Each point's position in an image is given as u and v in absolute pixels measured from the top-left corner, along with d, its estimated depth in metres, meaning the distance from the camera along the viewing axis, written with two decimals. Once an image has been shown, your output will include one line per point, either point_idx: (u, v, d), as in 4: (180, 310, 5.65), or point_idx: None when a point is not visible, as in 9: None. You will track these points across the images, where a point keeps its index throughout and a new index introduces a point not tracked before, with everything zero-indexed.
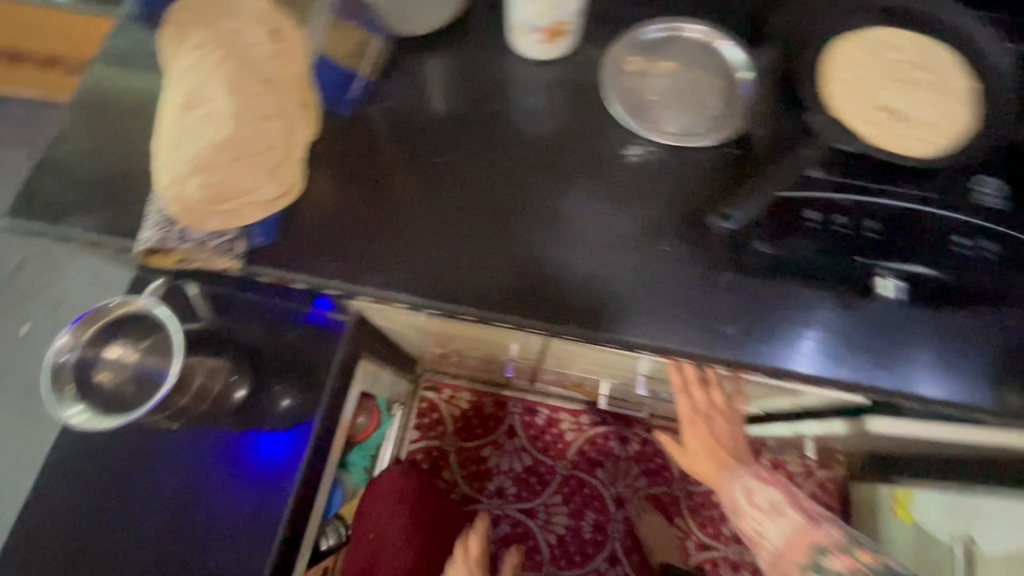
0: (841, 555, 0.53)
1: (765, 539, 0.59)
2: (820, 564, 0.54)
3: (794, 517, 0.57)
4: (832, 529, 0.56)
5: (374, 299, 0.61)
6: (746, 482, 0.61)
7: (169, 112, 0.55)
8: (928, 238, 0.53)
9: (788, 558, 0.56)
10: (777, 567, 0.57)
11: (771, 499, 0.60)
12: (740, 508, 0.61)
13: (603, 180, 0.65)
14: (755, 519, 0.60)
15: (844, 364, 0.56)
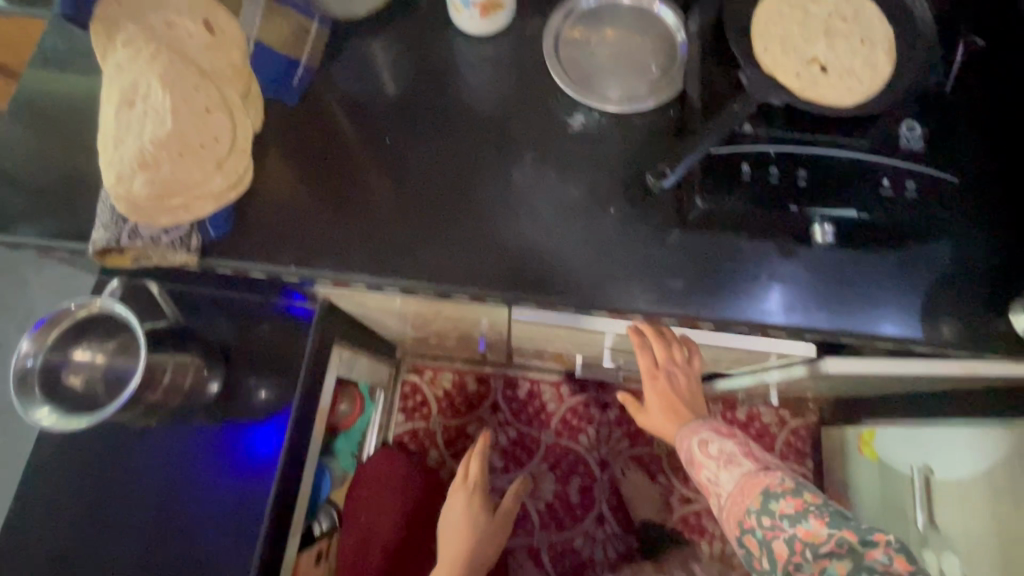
0: (791, 497, 0.50)
1: (719, 488, 0.56)
2: (770, 508, 0.51)
3: (747, 465, 0.55)
4: (783, 475, 0.53)
5: (333, 281, 0.62)
6: (701, 433, 0.59)
7: (107, 111, 0.55)
8: (856, 182, 0.55)
9: (739, 503, 0.53)
10: (730, 514, 0.54)
11: (724, 449, 0.57)
12: (695, 459, 0.59)
13: (550, 150, 0.66)
14: (708, 468, 0.57)
15: (789, 309, 0.60)
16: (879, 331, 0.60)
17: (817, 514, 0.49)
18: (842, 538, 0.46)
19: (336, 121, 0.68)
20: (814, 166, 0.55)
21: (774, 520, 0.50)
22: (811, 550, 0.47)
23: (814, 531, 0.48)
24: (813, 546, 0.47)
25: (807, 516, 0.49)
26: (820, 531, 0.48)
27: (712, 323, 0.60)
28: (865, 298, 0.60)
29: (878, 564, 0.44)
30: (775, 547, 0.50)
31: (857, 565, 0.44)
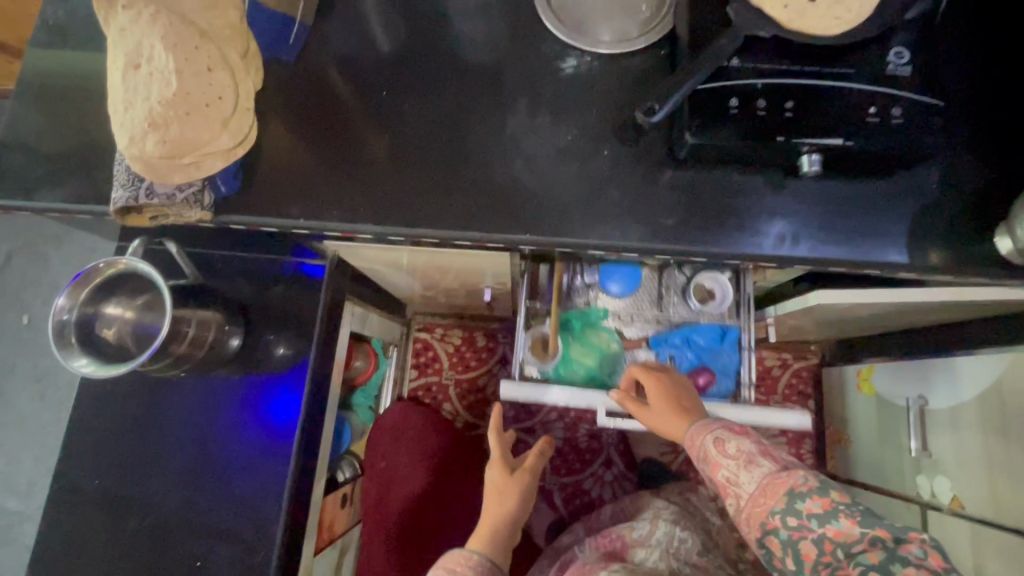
0: (817, 497, 0.54)
1: (741, 488, 0.60)
2: (796, 508, 0.54)
3: (767, 466, 0.59)
4: (806, 475, 0.57)
5: (340, 233, 0.65)
6: (717, 431, 0.66)
7: (115, 73, 0.57)
8: (841, 111, 0.57)
9: (762, 504, 0.57)
10: (754, 514, 0.58)
11: (742, 448, 0.62)
12: (713, 457, 0.64)
13: (543, 96, 0.68)
14: (727, 467, 0.62)
15: (777, 240, 0.62)
16: (868, 257, 0.62)
17: (847, 514, 0.52)
18: (875, 536, 0.49)
19: (333, 78, 0.70)
20: (800, 96, 0.57)
21: (802, 520, 0.53)
22: (841, 549, 0.50)
23: (844, 530, 0.51)
24: (843, 544, 0.50)
25: (836, 516, 0.52)
26: (851, 529, 0.51)
27: (707, 257, 0.62)
28: (854, 229, 0.62)
29: (912, 556, 0.47)
30: (803, 547, 0.53)
31: (889, 556, 0.47)
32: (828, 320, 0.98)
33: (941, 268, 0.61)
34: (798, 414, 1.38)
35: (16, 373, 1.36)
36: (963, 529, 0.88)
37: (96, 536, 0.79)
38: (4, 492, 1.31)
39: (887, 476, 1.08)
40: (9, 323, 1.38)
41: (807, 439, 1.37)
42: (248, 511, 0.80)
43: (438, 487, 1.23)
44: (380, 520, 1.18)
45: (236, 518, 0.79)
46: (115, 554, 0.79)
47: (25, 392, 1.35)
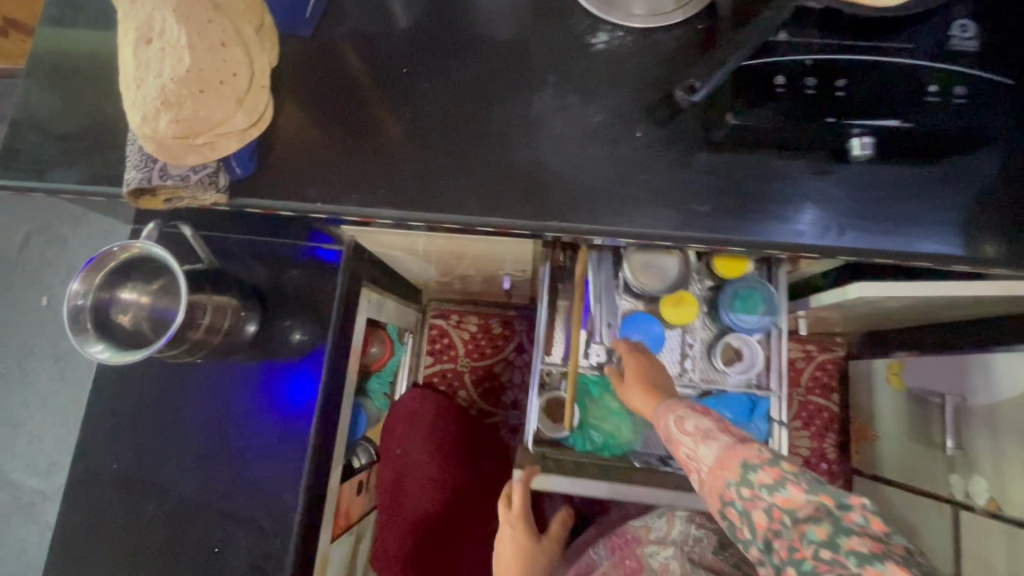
0: (768, 468, 0.48)
1: (698, 463, 0.54)
2: (748, 479, 0.48)
3: (725, 439, 0.53)
4: (762, 448, 0.51)
5: (358, 217, 0.62)
6: (678, 411, 0.60)
7: (127, 49, 0.55)
8: (896, 92, 0.52)
9: (718, 477, 0.51)
10: (711, 489, 0.52)
11: (700, 426, 0.57)
12: (673, 437, 0.59)
13: (572, 73, 0.64)
14: (686, 444, 0.57)
15: (818, 227, 0.58)
16: (920, 248, 0.57)
17: (794, 481, 0.46)
18: (820, 502, 0.44)
19: (351, 56, 0.67)
20: (853, 74, 0.53)
21: (753, 490, 0.47)
22: (788, 517, 0.44)
23: (791, 498, 0.45)
24: (791, 512, 0.44)
25: (784, 484, 0.46)
26: (797, 497, 0.45)
27: (744, 246, 0.59)
28: (905, 216, 0.58)
29: (855, 525, 0.41)
30: (753, 517, 0.46)
31: (835, 527, 0.42)
32: (862, 312, 0.93)
33: (998, 261, 0.57)
34: (822, 407, 1.35)
35: (36, 353, 1.37)
36: (998, 530, 0.85)
37: (115, 520, 0.79)
38: (27, 470, 1.33)
39: (916, 473, 1.05)
40: (29, 304, 1.39)
41: (830, 433, 1.33)
42: (265, 498, 0.79)
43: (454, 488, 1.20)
44: (398, 524, 1.16)
45: (253, 505, 0.79)
46: (134, 539, 0.79)
47: (46, 372, 1.36)
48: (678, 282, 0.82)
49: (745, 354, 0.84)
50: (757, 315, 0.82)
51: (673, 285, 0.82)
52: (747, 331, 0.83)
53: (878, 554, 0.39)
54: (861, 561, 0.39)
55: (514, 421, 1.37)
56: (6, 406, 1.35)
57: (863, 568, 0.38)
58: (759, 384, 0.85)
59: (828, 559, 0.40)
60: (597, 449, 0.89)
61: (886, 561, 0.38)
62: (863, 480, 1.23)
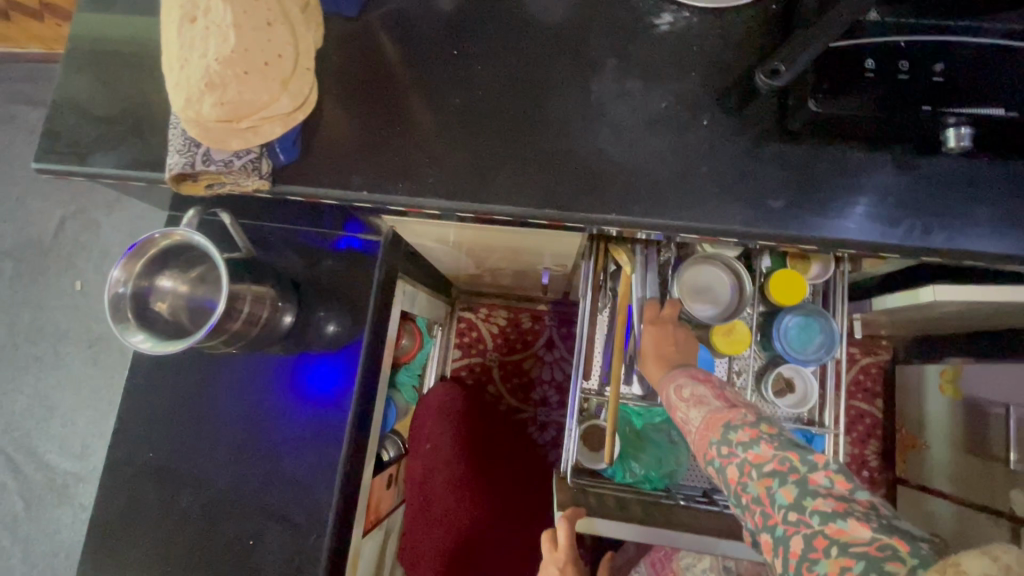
0: (746, 428, 0.52)
1: (688, 426, 0.58)
2: (728, 438, 0.52)
3: (715, 403, 0.56)
4: (745, 411, 0.54)
5: (405, 207, 0.59)
6: (677, 380, 0.61)
7: (174, 28, 0.53)
8: (998, 79, 0.48)
9: (704, 437, 0.55)
10: (698, 448, 0.56)
11: (696, 393, 0.59)
12: (672, 404, 0.61)
13: (632, 55, 0.60)
14: (680, 409, 0.59)
15: (901, 225, 0.54)
16: (1011, 250, 0.53)
17: (767, 440, 0.50)
18: (785, 458, 0.48)
19: (398, 37, 0.63)
20: (954, 58, 0.48)
21: (731, 448, 0.52)
22: (757, 470, 0.49)
23: (762, 454, 0.49)
24: (759, 467, 0.49)
25: (757, 442, 0.50)
26: (767, 453, 0.49)
27: (817, 246, 0.55)
28: (1000, 216, 0.53)
29: (820, 487, 0.45)
30: (728, 473, 0.51)
31: (800, 489, 0.46)
32: (924, 316, 0.88)
33: None
34: (864, 412, 1.29)
35: (69, 336, 1.38)
36: None
37: (151, 509, 0.78)
38: (60, 452, 1.35)
39: (971, 486, 0.99)
40: (63, 288, 1.40)
41: (873, 440, 1.28)
42: (299, 492, 0.78)
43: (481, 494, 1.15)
44: (422, 527, 1.12)
45: (288, 499, 0.78)
46: (169, 529, 0.78)
47: (79, 356, 1.38)
48: (731, 311, 0.76)
49: (796, 385, 0.80)
50: (811, 347, 0.76)
51: (727, 314, 0.76)
52: (803, 363, 0.77)
53: (841, 512, 0.43)
54: (825, 519, 0.43)
55: (543, 418, 1.35)
56: (40, 388, 1.37)
57: (825, 525, 0.43)
58: (811, 419, 0.81)
59: (794, 520, 0.44)
60: (638, 482, 0.82)
61: (848, 518, 0.42)
62: (908, 489, 1.18)
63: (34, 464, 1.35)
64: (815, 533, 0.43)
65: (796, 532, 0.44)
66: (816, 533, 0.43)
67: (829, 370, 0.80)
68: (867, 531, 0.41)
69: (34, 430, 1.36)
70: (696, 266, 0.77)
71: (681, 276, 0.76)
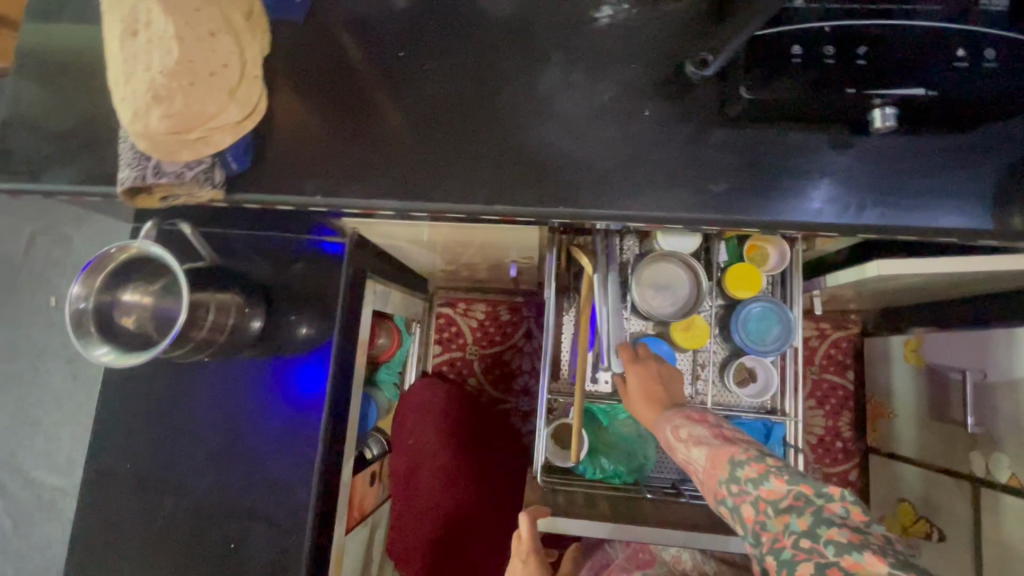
0: (754, 463, 0.52)
1: (694, 466, 0.58)
2: (737, 475, 0.52)
3: (716, 441, 0.57)
4: (748, 447, 0.55)
5: (360, 209, 0.60)
6: (675, 421, 0.63)
7: (115, 42, 0.54)
8: (918, 58, 0.49)
9: (712, 475, 0.54)
10: (707, 487, 0.56)
11: (694, 433, 0.60)
12: (671, 444, 0.62)
13: (574, 50, 0.61)
14: (681, 450, 0.60)
15: (837, 204, 0.56)
16: (936, 224, 0.55)
17: (777, 474, 0.50)
18: (799, 492, 0.47)
19: (350, 38, 0.64)
20: (878, 43, 0.50)
21: (741, 485, 0.51)
22: (773, 507, 0.48)
23: (775, 490, 0.48)
24: (774, 503, 0.48)
25: (767, 477, 0.50)
26: (780, 488, 0.48)
27: (759, 229, 0.56)
28: (931, 191, 0.55)
29: (836, 516, 0.45)
30: (743, 511, 0.50)
31: (815, 518, 0.45)
32: (881, 290, 0.91)
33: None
34: (837, 386, 1.32)
35: (48, 352, 1.37)
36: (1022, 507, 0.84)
37: (133, 520, 0.79)
38: (46, 468, 1.35)
39: (936, 454, 1.03)
40: (37, 305, 1.39)
41: (846, 412, 1.31)
42: (279, 493, 0.79)
43: (468, 482, 1.16)
44: (410, 520, 1.14)
45: (268, 501, 0.79)
46: (153, 538, 0.79)
47: (59, 372, 1.37)
48: (691, 304, 0.77)
49: (758, 375, 0.84)
50: (767, 339, 0.78)
51: (686, 308, 0.78)
52: (762, 354, 0.79)
53: (857, 544, 0.42)
54: (840, 550, 0.42)
55: (525, 407, 1.37)
56: (21, 406, 1.36)
57: (841, 558, 0.42)
58: (773, 407, 0.83)
59: (807, 548, 0.44)
60: (608, 478, 0.83)
61: (864, 551, 0.41)
62: (879, 459, 1.22)
63: (20, 481, 1.35)
64: (829, 563, 0.42)
65: (807, 559, 0.43)
66: (831, 564, 0.42)
67: (789, 356, 0.83)
68: (884, 566, 0.40)
69: (18, 448, 1.35)
70: (654, 264, 0.79)
71: (639, 275, 0.79)
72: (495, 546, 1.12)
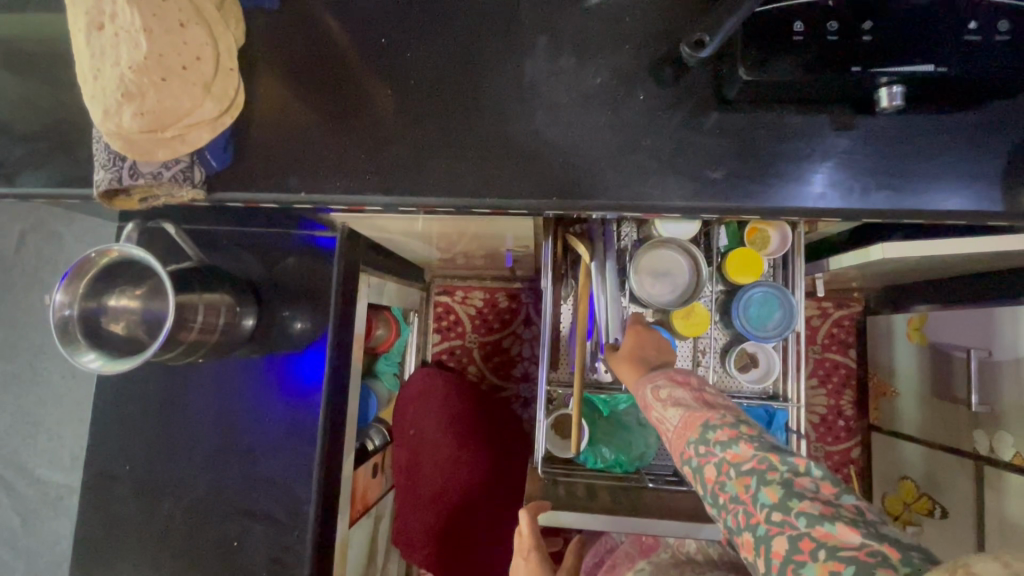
0: (726, 428, 0.50)
1: (666, 425, 0.56)
2: (707, 437, 0.51)
3: (693, 405, 0.55)
4: (724, 412, 0.53)
5: (346, 206, 0.58)
6: (655, 381, 0.59)
7: (80, 35, 0.51)
8: (923, 31, 0.47)
9: (681, 436, 0.53)
10: (675, 448, 0.54)
11: (674, 395, 0.57)
12: (648, 403, 0.59)
13: (565, 31, 0.58)
14: (656, 409, 0.58)
15: (840, 189, 0.53)
16: (942, 207, 0.53)
17: (746, 440, 0.49)
18: (764, 458, 0.46)
19: (327, 25, 0.61)
20: (883, 15, 0.47)
21: (709, 447, 0.50)
22: (735, 470, 0.47)
23: (741, 453, 0.48)
24: (737, 466, 0.47)
25: (736, 442, 0.49)
26: (746, 453, 0.47)
27: (759, 216, 0.54)
28: (938, 172, 0.53)
29: (807, 489, 0.43)
30: (706, 472, 0.49)
31: (785, 491, 0.43)
32: (885, 270, 0.89)
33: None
34: (838, 364, 1.31)
35: (45, 351, 1.36)
36: None
37: (134, 522, 0.79)
38: (51, 467, 1.36)
39: (936, 430, 1.03)
40: (33, 303, 1.37)
41: (847, 390, 1.30)
42: (278, 491, 0.79)
43: (469, 469, 1.16)
44: (412, 507, 1.14)
45: (267, 498, 0.79)
46: (155, 538, 0.79)
47: (57, 370, 1.36)
48: (691, 292, 0.75)
49: (760, 359, 0.83)
50: (769, 324, 0.77)
51: (686, 296, 0.75)
52: (763, 340, 0.77)
53: (829, 515, 0.41)
54: (811, 521, 0.41)
55: (526, 393, 1.36)
56: (21, 406, 1.36)
57: (812, 528, 0.40)
58: (776, 392, 0.83)
59: (779, 520, 0.42)
60: (609, 466, 0.83)
61: (836, 522, 0.40)
62: (880, 436, 1.22)
63: (25, 479, 1.36)
64: (800, 534, 0.41)
65: (780, 533, 0.42)
66: (801, 535, 0.41)
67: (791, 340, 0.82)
68: (857, 536, 0.39)
69: (21, 447, 1.36)
70: (653, 251, 0.77)
71: (637, 262, 0.76)
72: (496, 531, 1.12)
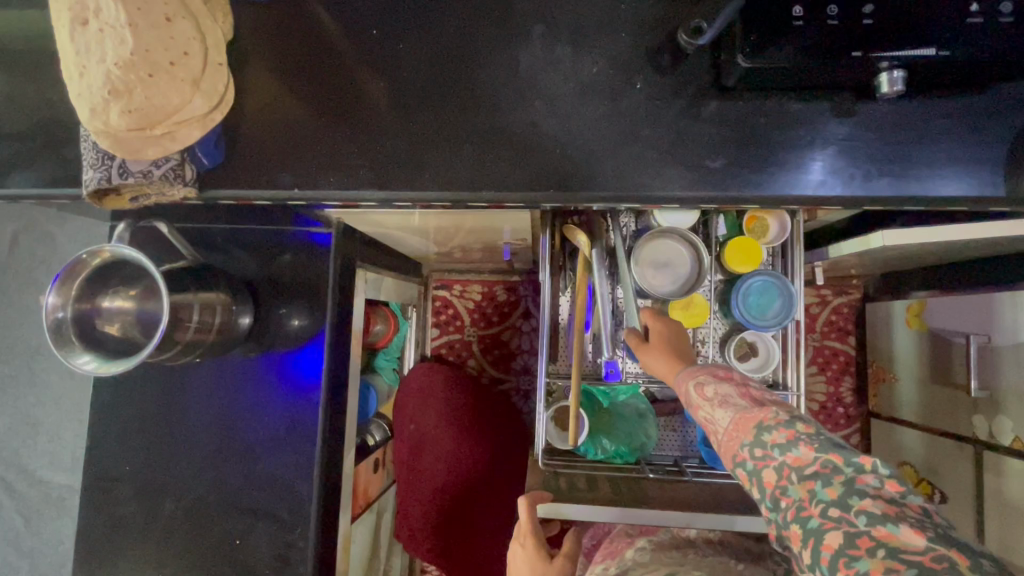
0: (782, 429, 0.49)
1: (714, 425, 0.54)
2: (762, 440, 0.49)
3: (742, 403, 0.53)
4: (777, 410, 0.51)
5: (340, 202, 0.57)
6: (698, 377, 0.58)
7: (63, 30, 0.49)
8: (926, 14, 0.46)
9: (734, 438, 0.51)
10: (725, 449, 0.52)
11: (720, 392, 0.55)
12: (692, 402, 0.58)
13: (560, 20, 0.57)
14: (702, 408, 0.56)
15: (841, 178, 0.53)
16: (945, 193, 0.52)
17: (807, 442, 0.47)
18: (827, 461, 0.45)
19: (318, 15, 0.60)
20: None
21: (766, 450, 0.48)
22: (797, 474, 0.46)
23: (802, 457, 0.46)
24: (799, 471, 0.46)
25: (796, 444, 0.47)
26: (808, 456, 0.46)
27: (760, 205, 0.54)
28: (940, 158, 0.52)
29: (869, 487, 0.43)
30: (764, 476, 0.48)
31: (846, 488, 0.43)
32: (885, 257, 0.88)
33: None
34: (837, 351, 1.31)
35: (41, 352, 1.36)
36: None
37: (136, 522, 0.79)
38: (51, 467, 1.35)
39: (936, 414, 1.03)
40: (28, 304, 1.36)
41: (847, 377, 1.30)
42: (280, 489, 0.79)
43: (470, 464, 1.15)
44: (415, 501, 1.15)
45: (270, 497, 0.79)
46: (157, 539, 0.79)
47: (54, 371, 1.36)
48: (691, 283, 0.75)
49: (759, 348, 0.83)
50: (769, 313, 0.76)
51: (685, 287, 0.76)
52: (763, 329, 0.77)
53: (892, 516, 0.40)
54: (873, 520, 0.40)
55: (525, 386, 1.36)
56: (20, 407, 1.35)
57: (873, 528, 0.40)
58: (774, 379, 0.83)
59: (835, 516, 0.42)
60: (610, 458, 0.83)
61: (900, 523, 0.40)
62: (880, 422, 1.22)
63: (26, 480, 1.35)
64: (859, 533, 0.40)
65: (835, 528, 0.41)
66: (860, 533, 0.40)
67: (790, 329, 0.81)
68: (922, 539, 0.39)
69: (22, 448, 1.35)
70: (651, 241, 0.76)
71: (635, 253, 0.76)
72: (501, 522, 1.12)
